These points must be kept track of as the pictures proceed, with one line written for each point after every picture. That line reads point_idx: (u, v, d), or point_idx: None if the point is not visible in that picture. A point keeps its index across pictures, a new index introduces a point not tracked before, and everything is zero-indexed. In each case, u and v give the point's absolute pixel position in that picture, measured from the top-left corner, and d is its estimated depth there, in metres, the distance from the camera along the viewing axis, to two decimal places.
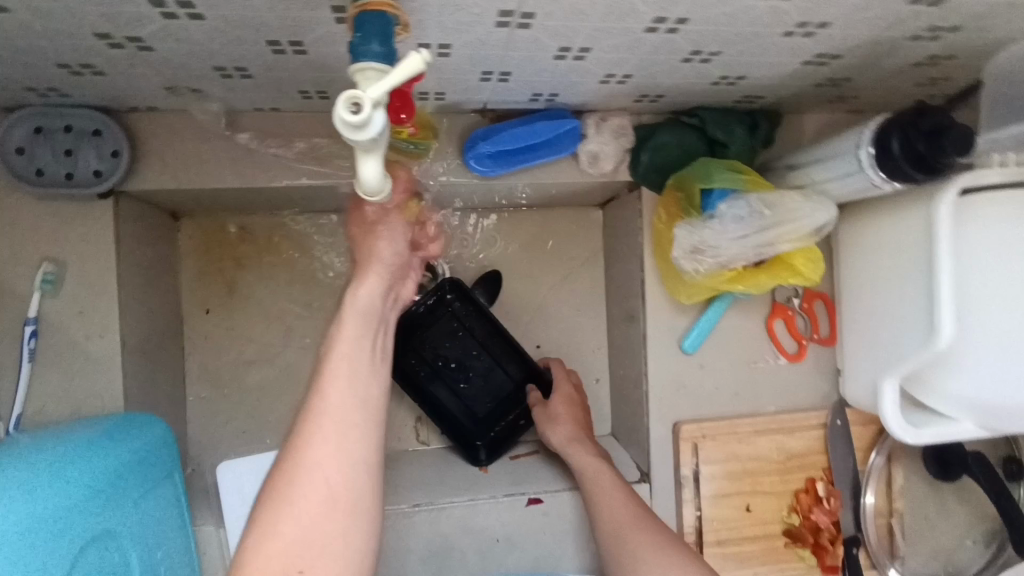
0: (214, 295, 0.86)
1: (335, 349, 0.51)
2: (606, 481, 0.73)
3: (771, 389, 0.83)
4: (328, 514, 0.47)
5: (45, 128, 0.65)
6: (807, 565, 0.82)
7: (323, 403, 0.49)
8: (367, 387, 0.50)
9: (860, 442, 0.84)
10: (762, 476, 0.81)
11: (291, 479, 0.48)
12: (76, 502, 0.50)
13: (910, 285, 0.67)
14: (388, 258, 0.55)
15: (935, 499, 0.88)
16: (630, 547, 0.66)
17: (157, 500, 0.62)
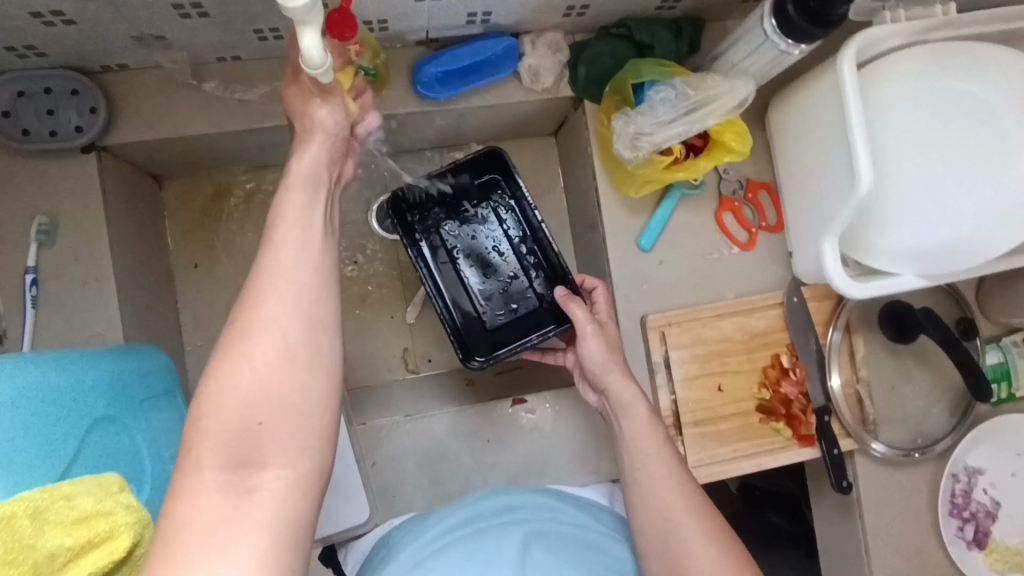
0: (200, 250, 0.94)
1: (281, 214, 0.52)
2: (636, 406, 0.71)
3: (728, 277, 0.89)
4: (285, 365, 0.48)
5: (27, 91, 0.72)
6: (784, 439, 0.87)
7: (274, 263, 0.50)
8: (318, 250, 0.52)
9: (819, 317, 0.89)
10: (729, 356, 0.87)
11: (245, 333, 0.48)
12: (82, 389, 0.55)
13: (834, 145, 0.74)
14: (332, 128, 0.58)
15: (899, 367, 0.93)
16: (656, 472, 0.67)
17: (163, 412, 0.67)
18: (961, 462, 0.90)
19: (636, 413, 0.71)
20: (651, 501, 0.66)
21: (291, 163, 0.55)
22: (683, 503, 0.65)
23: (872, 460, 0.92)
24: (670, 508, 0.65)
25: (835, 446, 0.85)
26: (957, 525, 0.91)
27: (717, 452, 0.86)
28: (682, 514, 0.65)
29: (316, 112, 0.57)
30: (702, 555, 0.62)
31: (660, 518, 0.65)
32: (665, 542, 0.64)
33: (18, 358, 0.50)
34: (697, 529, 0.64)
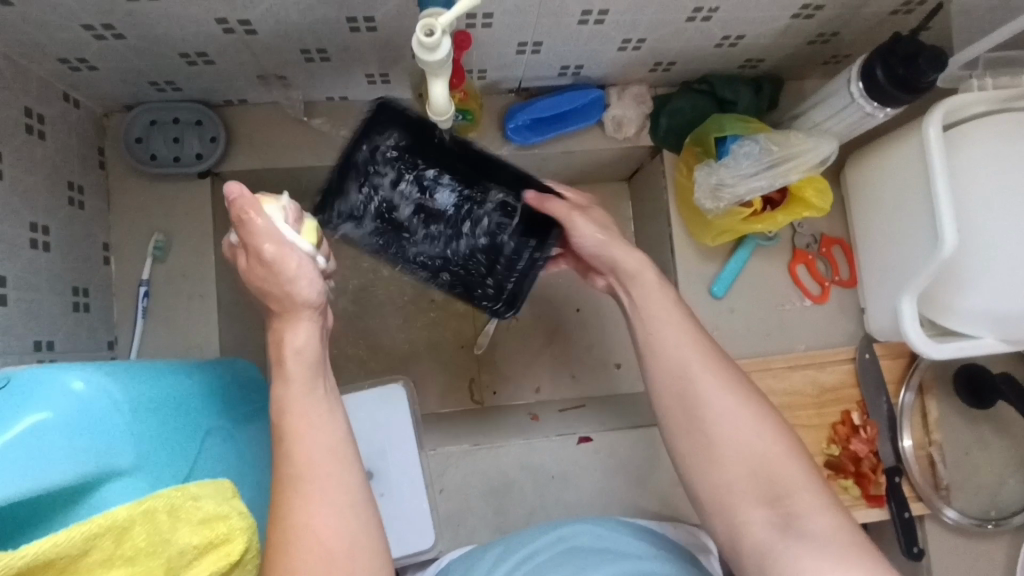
0: None
1: (285, 412, 0.54)
2: (659, 301, 0.64)
3: (799, 329, 0.89)
4: (326, 568, 0.48)
5: (158, 121, 0.79)
6: (853, 498, 0.85)
7: (296, 467, 0.51)
8: (328, 438, 0.53)
9: (891, 375, 0.88)
10: (798, 409, 0.86)
11: (282, 552, 0.48)
12: (195, 400, 0.59)
13: (916, 207, 0.75)
14: (316, 302, 0.56)
15: (974, 433, 0.90)
16: (701, 394, 0.59)
17: (258, 426, 0.71)
18: None
19: (645, 278, 0.65)
20: (666, 362, 0.61)
21: (281, 347, 0.56)
22: (706, 365, 0.60)
23: (945, 528, 0.89)
24: (685, 362, 0.60)
25: (905, 509, 0.84)
26: None
27: None
28: (703, 373, 0.59)
29: (299, 291, 0.55)
30: (727, 413, 0.58)
31: (676, 376, 0.60)
32: (685, 407, 0.59)
33: (150, 367, 0.54)
34: (714, 382, 0.59)
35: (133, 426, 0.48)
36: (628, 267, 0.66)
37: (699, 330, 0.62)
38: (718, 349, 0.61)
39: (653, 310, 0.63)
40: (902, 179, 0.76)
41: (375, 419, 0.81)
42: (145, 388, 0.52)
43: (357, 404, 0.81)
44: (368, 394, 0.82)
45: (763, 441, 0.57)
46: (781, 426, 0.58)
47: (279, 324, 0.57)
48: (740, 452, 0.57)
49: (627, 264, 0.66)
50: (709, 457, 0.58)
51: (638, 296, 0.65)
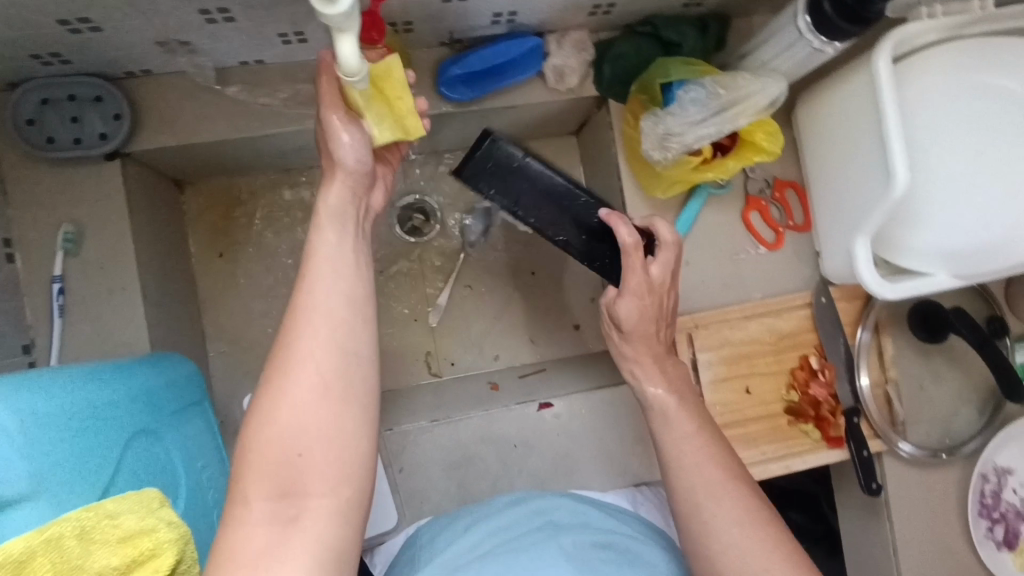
0: (221, 253, 0.94)
1: (315, 252, 0.53)
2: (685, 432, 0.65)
3: (755, 277, 0.88)
4: (318, 402, 0.49)
5: (50, 99, 0.71)
6: (813, 441, 0.86)
7: (309, 300, 0.51)
8: (350, 288, 0.52)
9: (847, 317, 0.87)
10: (757, 358, 0.86)
11: (281, 376, 0.49)
12: (119, 402, 0.55)
13: (867, 144, 0.72)
14: (352, 163, 0.57)
15: (927, 367, 0.92)
16: (710, 518, 0.60)
17: (194, 420, 0.67)
18: (989, 462, 0.90)
19: (673, 406, 0.68)
20: (689, 482, 0.62)
21: (318, 200, 0.56)
22: (725, 488, 0.61)
23: (901, 462, 0.92)
24: (699, 486, 0.62)
25: (864, 447, 0.84)
26: (987, 527, 0.91)
27: (746, 456, 0.84)
28: (712, 497, 0.61)
29: (337, 149, 0.56)
30: (734, 544, 0.59)
31: (689, 503, 0.62)
32: (696, 524, 0.61)
33: (55, 375, 0.49)
34: (725, 509, 0.60)
35: (28, 445, 0.44)
36: (653, 393, 0.69)
37: (720, 447, 0.64)
38: (734, 460, 0.64)
39: (673, 434, 0.66)
40: (852, 117, 0.74)
41: None
42: (49, 397, 0.47)
43: None
44: None
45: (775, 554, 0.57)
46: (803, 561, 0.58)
47: (324, 182, 0.58)
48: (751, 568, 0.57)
49: (654, 394, 0.69)
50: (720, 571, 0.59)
51: (664, 405, 0.68)
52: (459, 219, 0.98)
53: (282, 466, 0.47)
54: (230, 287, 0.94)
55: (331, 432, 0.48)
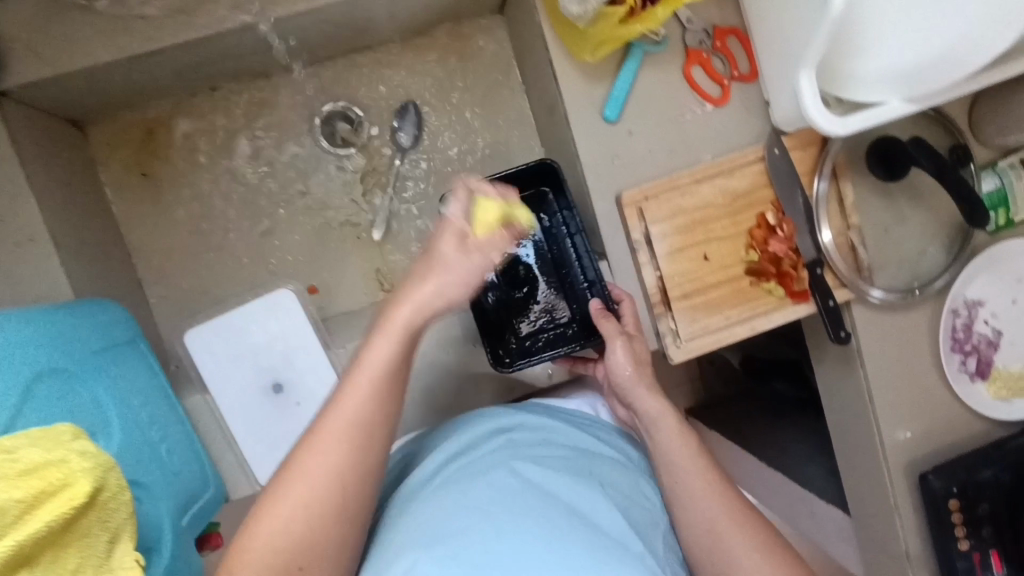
0: (141, 196, 0.89)
1: (365, 359, 0.59)
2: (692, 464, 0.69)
3: (703, 137, 0.83)
4: (342, 452, 0.57)
5: None
6: (777, 298, 0.84)
7: (337, 421, 0.57)
8: (387, 394, 0.59)
9: (803, 167, 0.83)
10: (713, 223, 0.82)
11: (298, 477, 0.56)
12: (32, 342, 0.54)
13: None
14: (450, 264, 0.60)
15: (891, 209, 0.89)
16: (728, 546, 0.64)
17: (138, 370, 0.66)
18: (963, 296, 0.91)
19: (666, 428, 0.72)
20: (691, 508, 0.67)
21: (387, 316, 0.59)
22: (717, 509, 0.66)
23: (870, 308, 0.90)
24: (714, 518, 0.66)
25: (829, 297, 0.82)
26: (960, 361, 0.92)
27: (709, 323, 0.83)
28: (721, 516, 0.66)
29: (444, 255, 0.60)
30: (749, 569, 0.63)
31: (705, 534, 0.65)
32: (711, 557, 0.65)
33: None
34: (744, 541, 0.64)
35: None
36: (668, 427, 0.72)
37: (712, 474, 0.69)
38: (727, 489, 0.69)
39: (671, 455, 0.70)
40: None
41: (269, 330, 0.77)
42: None
43: (245, 319, 0.76)
44: (255, 305, 0.77)
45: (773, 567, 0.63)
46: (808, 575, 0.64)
47: (395, 298, 0.60)
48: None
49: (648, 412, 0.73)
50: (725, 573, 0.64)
51: (659, 436, 0.72)
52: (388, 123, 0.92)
53: (308, 507, 0.55)
54: (158, 230, 0.89)
55: (352, 470, 0.57)
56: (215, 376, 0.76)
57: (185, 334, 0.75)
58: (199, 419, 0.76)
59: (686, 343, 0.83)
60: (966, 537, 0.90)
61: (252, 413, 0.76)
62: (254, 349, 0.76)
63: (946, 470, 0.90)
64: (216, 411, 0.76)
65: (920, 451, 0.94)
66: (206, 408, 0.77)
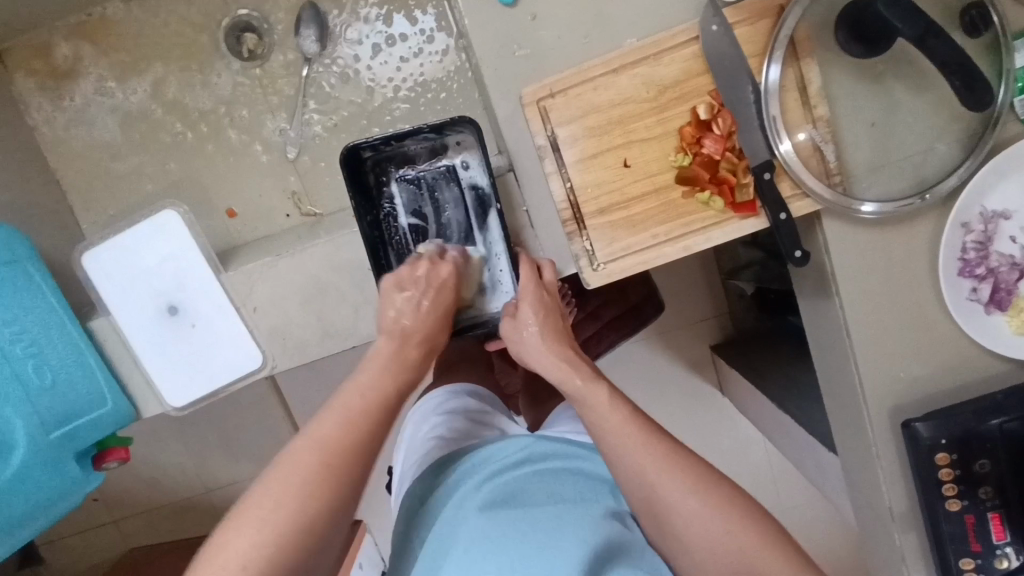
0: (62, 121, 0.88)
1: (349, 394, 0.61)
2: (616, 418, 0.61)
3: (624, 16, 0.69)
4: (330, 453, 0.55)
5: None
6: (716, 212, 0.70)
7: (345, 409, 0.59)
8: (373, 426, 0.59)
9: (751, 47, 0.67)
10: (634, 122, 0.69)
11: (287, 472, 0.54)
12: None
13: None
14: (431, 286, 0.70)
15: (880, 97, 0.71)
16: (662, 493, 0.57)
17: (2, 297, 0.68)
18: (977, 207, 0.72)
19: (596, 396, 0.63)
20: (626, 471, 0.59)
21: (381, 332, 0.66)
22: (659, 467, 0.58)
23: (850, 223, 0.74)
24: (647, 465, 0.58)
25: (780, 209, 0.68)
26: (971, 288, 0.74)
27: (633, 242, 0.71)
28: (664, 476, 0.58)
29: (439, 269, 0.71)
30: (692, 516, 0.57)
31: (641, 486, 0.59)
32: (652, 507, 0.58)
33: None
34: (677, 484, 0.58)
35: None
36: (575, 387, 0.64)
37: (657, 432, 0.61)
38: (666, 441, 0.60)
39: (601, 426, 0.61)
40: None
41: (161, 253, 0.76)
42: None
43: (134, 239, 0.75)
44: (143, 226, 0.75)
45: (736, 537, 0.56)
46: (752, 512, 0.57)
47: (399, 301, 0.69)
48: (708, 549, 0.56)
49: (551, 371, 0.67)
50: (682, 553, 0.58)
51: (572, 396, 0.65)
52: (297, 31, 0.85)
53: (305, 501, 0.53)
54: (83, 154, 0.89)
55: (338, 482, 0.55)
56: (115, 298, 0.76)
57: (81, 253, 0.75)
58: (104, 338, 0.76)
59: (604, 266, 0.72)
60: (958, 496, 0.75)
61: (154, 334, 0.76)
62: (149, 268, 0.76)
63: (940, 420, 0.74)
64: (121, 332, 0.76)
65: (910, 395, 0.78)
66: (111, 327, 0.76)
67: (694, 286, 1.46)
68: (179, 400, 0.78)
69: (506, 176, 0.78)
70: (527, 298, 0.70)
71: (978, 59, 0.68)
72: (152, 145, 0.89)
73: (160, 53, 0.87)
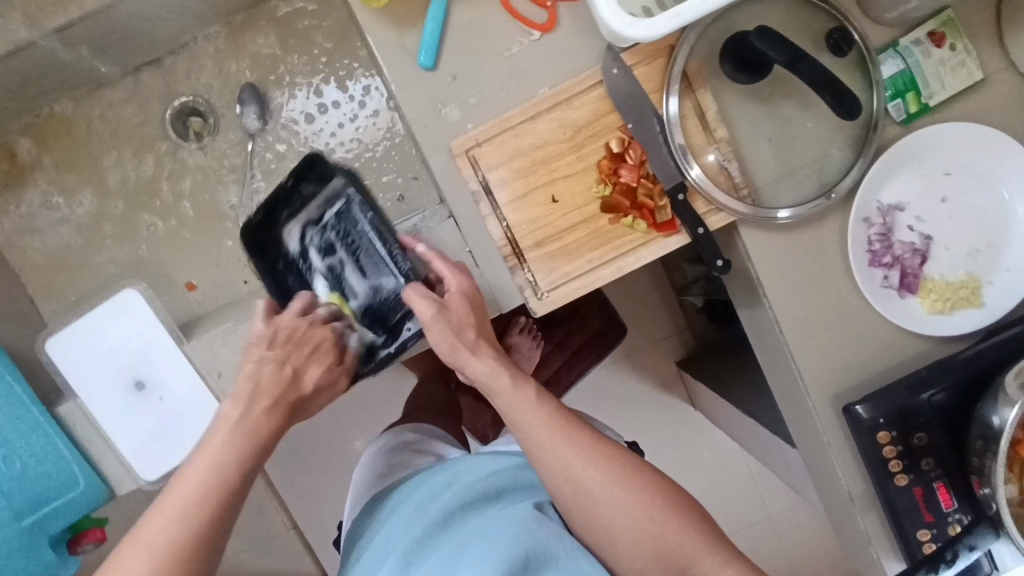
0: (19, 219, 0.91)
1: (136, 546, 0.55)
2: (538, 426, 0.66)
3: (535, 69, 0.76)
4: (160, 560, 0.55)
5: None
6: (643, 233, 0.76)
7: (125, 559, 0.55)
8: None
9: (651, 83, 0.75)
10: (556, 161, 0.76)
11: None
12: None
13: None
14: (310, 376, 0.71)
15: (774, 115, 0.79)
16: (588, 487, 0.64)
17: None
18: (874, 202, 0.80)
19: (524, 400, 0.68)
20: (550, 468, 0.65)
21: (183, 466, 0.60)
22: (581, 461, 0.65)
23: (767, 231, 0.81)
24: (573, 466, 0.64)
25: (698, 224, 0.75)
26: (882, 275, 0.81)
27: (571, 269, 0.77)
28: (588, 471, 0.64)
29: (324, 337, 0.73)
30: (616, 507, 0.63)
31: (570, 484, 0.64)
32: (579, 504, 0.64)
33: None
34: (601, 478, 0.64)
35: None
36: (504, 398, 0.68)
37: (580, 430, 0.67)
38: (587, 436, 0.66)
39: (529, 430, 0.67)
40: None
41: (122, 330, 0.78)
42: None
43: (94, 322, 0.78)
44: (102, 309, 0.78)
45: (656, 525, 0.62)
46: (671, 501, 0.64)
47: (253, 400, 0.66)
48: (633, 538, 0.62)
49: (478, 374, 0.69)
50: (611, 547, 0.63)
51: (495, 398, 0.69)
52: (240, 110, 0.91)
53: None
54: (42, 248, 0.92)
55: None
56: (83, 381, 0.78)
57: (47, 342, 0.78)
58: (72, 421, 0.78)
59: (547, 294, 0.77)
60: (903, 471, 0.80)
61: (123, 411, 0.78)
62: (111, 349, 0.78)
63: (875, 399, 0.80)
64: (89, 414, 0.78)
65: (848, 381, 0.83)
66: (79, 411, 0.78)
67: (652, 307, 1.52)
68: (152, 473, 0.79)
69: (445, 224, 0.80)
70: (431, 321, 0.70)
71: (849, 74, 0.77)
72: (106, 233, 0.92)
73: (111, 145, 0.91)
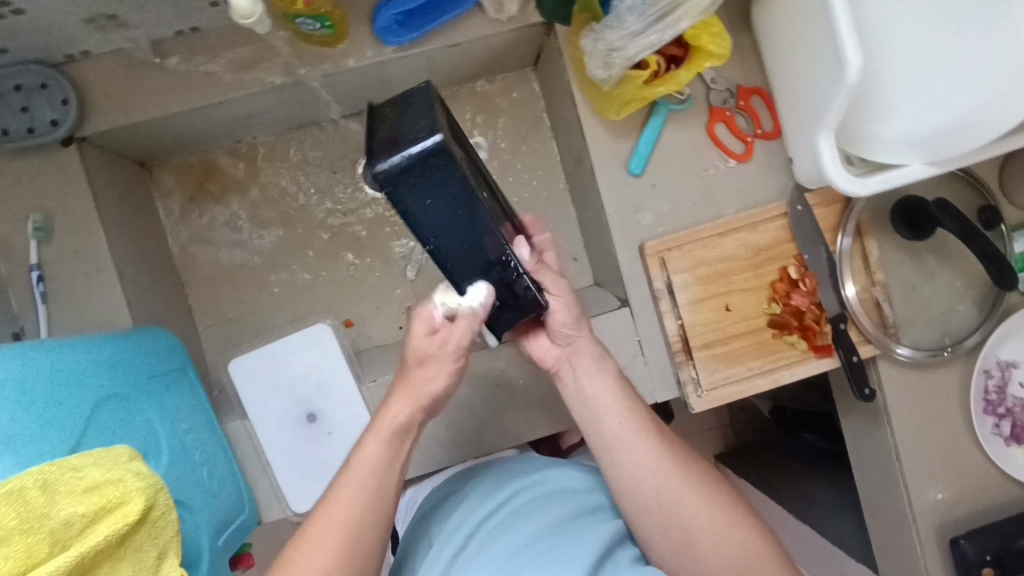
0: (194, 229, 0.94)
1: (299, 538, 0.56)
2: (619, 415, 0.68)
3: (729, 192, 0.85)
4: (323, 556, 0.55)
5: (25, 85, 0.74)
6: (800, 352, 0.84)
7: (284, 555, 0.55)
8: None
9: (826, 224, 0.85)
10: (734, 275, 0.84)
11: None
12: (100, 367, 0.61)
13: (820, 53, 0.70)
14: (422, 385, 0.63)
15: (918, 266, 0.89)
16: (676, 494, 0.64)
17: (181, 404, 0.71)
18: (995, 357, 0.88)
19: (596, 384, 0.69)
20: (629, 464, 0.65)
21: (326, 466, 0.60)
22: (665, 462, 0.65)
23: (896, 366, 0.89)
24: (656, 467, 0.65)
25: (853, 353, 0.82)
26: (994, 424, 0.89)
27: (731, 373, 0.83)
28: (673, 479, 0.64)
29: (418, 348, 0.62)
30: (699, 512, 0.63)
31: (652, 488, 0.64)
32: (667, 513, 0.63)
33: (63, 344, 0.59)
34: (691, 494, 0.64)
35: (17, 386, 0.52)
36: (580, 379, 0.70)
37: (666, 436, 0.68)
38: (671, 442, 0.68)
39: (604, 415, 0.68)
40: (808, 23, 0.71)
41: (307, 362, 0.82)
42: (58, 359, 0.57)
43: (283, 349, 0.82)
44: (295, 337, 0.82)
45: (738, 532, 0.62)
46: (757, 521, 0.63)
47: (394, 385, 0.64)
48: (723, 548, 0.61)
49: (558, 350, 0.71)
50: (690, 553, 0.62)
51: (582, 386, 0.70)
52: None
53: None
54: (213, 260, 0.95)
55: None
56: (255, 402, 0.80)
57: (231, 362, 0.81)
58: (236, 441, 0.79)
59: (707, 393, 0.83)
60: None
61: (288, 438, 0.80)
62: (294, 379, 0.81)
63: (978, 537, 0.87)
64: (253, 438, 0.79)
65: (948, 514, 0.90)
66: (244, 431, 0.79)
67: None
68: (303, 506, 0.79)
69: (619, 311, 0.86)
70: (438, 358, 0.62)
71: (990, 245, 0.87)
72: (272, 257, 0.95)
73: (300, 178, 0.96)
